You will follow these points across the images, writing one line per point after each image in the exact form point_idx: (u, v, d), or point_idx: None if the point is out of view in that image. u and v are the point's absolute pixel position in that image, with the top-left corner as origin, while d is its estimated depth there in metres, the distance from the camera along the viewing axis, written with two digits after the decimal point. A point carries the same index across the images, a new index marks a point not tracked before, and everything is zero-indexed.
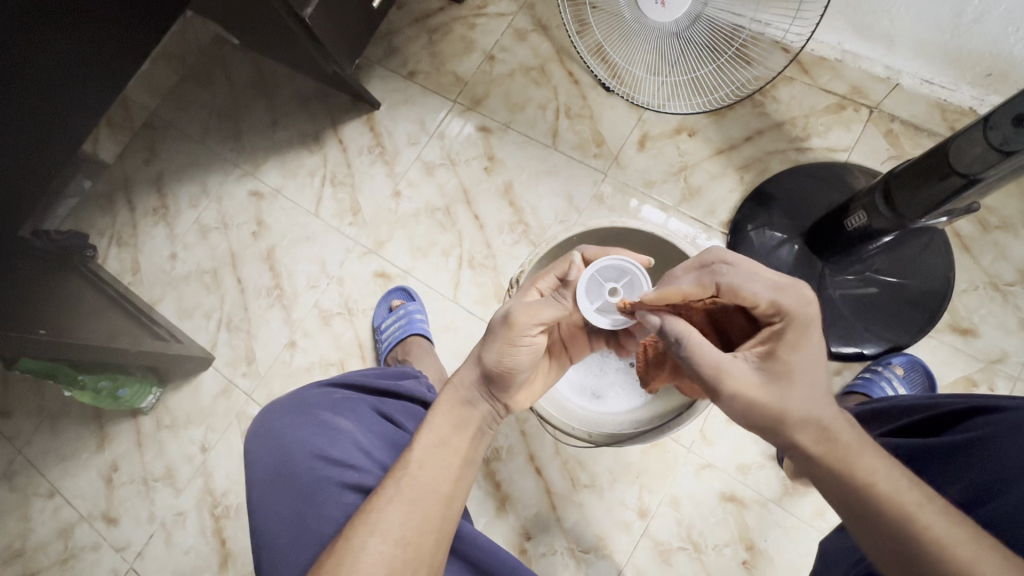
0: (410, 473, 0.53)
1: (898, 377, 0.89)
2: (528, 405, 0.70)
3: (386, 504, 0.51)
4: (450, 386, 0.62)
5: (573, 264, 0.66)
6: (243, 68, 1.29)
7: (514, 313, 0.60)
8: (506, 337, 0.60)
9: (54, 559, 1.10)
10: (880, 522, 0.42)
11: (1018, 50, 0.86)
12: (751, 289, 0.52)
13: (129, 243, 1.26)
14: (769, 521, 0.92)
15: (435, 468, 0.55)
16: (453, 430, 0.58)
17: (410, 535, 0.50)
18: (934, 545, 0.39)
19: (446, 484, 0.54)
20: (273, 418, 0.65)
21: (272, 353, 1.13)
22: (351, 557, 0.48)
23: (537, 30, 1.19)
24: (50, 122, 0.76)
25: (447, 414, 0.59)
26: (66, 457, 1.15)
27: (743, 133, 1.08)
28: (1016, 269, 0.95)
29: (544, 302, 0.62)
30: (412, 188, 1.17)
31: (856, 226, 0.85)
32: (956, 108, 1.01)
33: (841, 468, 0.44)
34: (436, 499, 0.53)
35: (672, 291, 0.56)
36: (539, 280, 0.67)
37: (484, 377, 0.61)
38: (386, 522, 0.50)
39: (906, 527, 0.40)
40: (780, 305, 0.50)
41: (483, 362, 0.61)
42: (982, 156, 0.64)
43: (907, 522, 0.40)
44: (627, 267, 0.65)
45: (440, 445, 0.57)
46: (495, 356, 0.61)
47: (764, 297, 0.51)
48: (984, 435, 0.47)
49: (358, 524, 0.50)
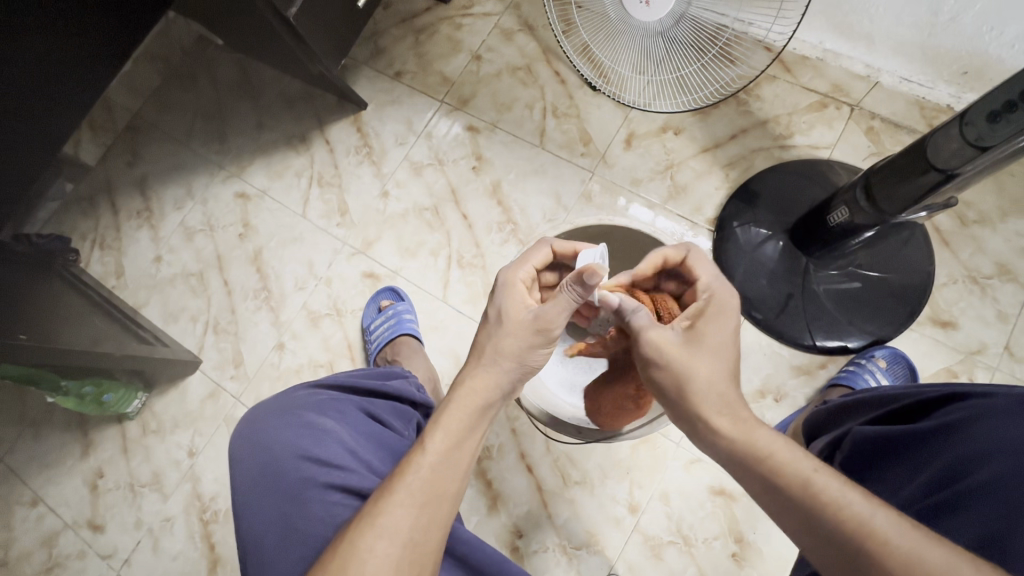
0: (421, 475, 0.53)
1: (882, 369, 0.90)
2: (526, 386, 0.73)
3: (394, 507, 0.50)
4: (464, 383, 0.62)
5: (593, 270, 0.59)
6: (228, 69, 1.28)
7: (545, 315, 0.64)
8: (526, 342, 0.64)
9: (38, 568, 1.08)
10: (809, 513, 0.44)
11: (993, 49, 0.88)
12: (705, 269, 0.65)
13: (113, 246, 1.24)
14: (757, 513, 0.93)
15: (445, 469, 0.54)
16: (465, 429, 0.58)
17: (416, 537, 0.50)
18: (853, 527, 0.40)
19: (454, 485, 0.54)
20: (255, 420, 0.65)
21: (260, 355, 1.12)
22: (359, 561, 0.47)
23: (523, 30, 1.19)
24: (31, 123, 0.75)
25: (458, 413, 0.59)
26: (50, 465, 1.13)
27: (728, 131, 1.09)
28: (994, 262, 0.98)
29: (559, 299, 0.64)
30: (399, 188, 1.17)
31: (838, 221, 0.86)
32: (934, 106, 1.03)
33: (772, 476, 0.47)
34: (444, 501, 0.53)
35: (657, 254, 0.68)
36: (518, 270, 0.69)
37: (503, 372, 0.62)
38: (394, 523, 0.49)
39: (821, 509, 0.43)
40: (711, 286, 0.64)
41: (502, 356, 0.63)
42: (958, 152, 0.66)
43: (821, 507, 0.43)
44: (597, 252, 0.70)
45: (454, 447, 0.56)
46: (516, 352, 0.64)
47: (711, 276, 0.65)
48: (959, 420, 0.48)
49: (364, 526, 0.49)
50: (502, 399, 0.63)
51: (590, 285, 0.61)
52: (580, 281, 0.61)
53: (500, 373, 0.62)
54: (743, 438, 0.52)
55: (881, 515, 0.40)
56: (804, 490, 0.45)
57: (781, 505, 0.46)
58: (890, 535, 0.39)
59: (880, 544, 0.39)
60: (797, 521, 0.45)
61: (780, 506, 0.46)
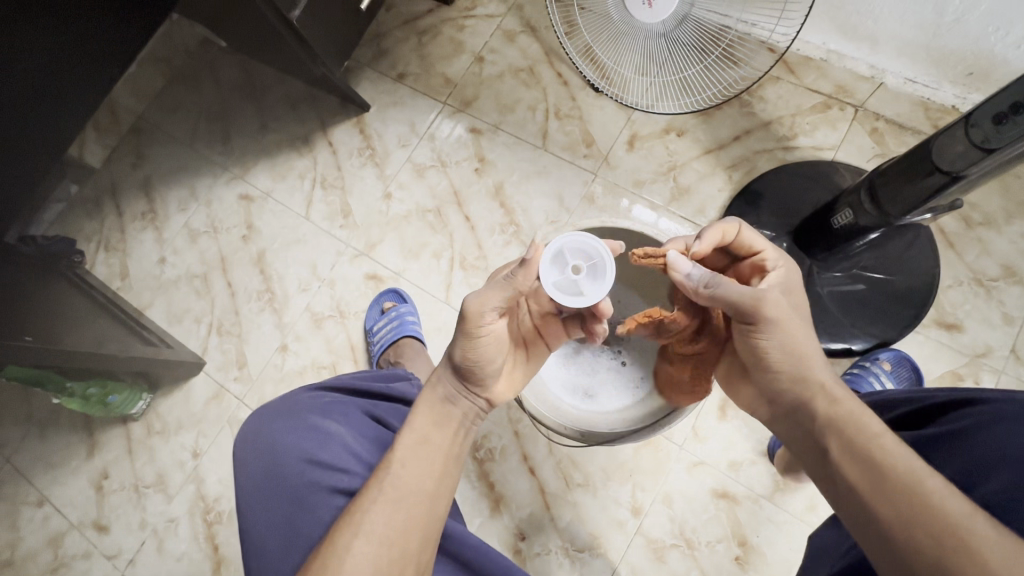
0: (393, 474, 0.53)
1: (886, 372, 0.90)
2: (515, 393, 0.70)
3: (370, 504, 0.51)
4: (431, 381, 0.62)
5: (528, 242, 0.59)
6: (231, 72, 1.28)
7: (467, 305, 0.58)
8: (464, 331, 0.59)
9: (44, 568, 1.09)
10: (894, 485, 0.42)
11: (998, 50, 0.88)
12: (760, 242, 0.63)
13: (117, 248, 1.24)
14: (761, 516, 0.93)
15: (418, 468, 0.54)
16: (434, 426, 0.58)
17: (394, 535, 0.50)
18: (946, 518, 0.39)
19: (429, 479, 0.54)
20: (261, 422, 0.65)
21: (264, 357, 1.13)
22: (337, 557, 0.48)
23: (525, 31, 1.19)
24: (35, 125, 0.75)
25: (428, 413, 0.59)
26: (55, 465, 1.14)
27: (731, 132, 1.09)
28: (1000, 265, 0.97)
29: (492, 285, 0.60)
30: (402, 190, 1.17)
31: (842, 224, 0.86)
32: (939, 107, 1.02)
33: (858, 442, 0.46)
34: (420, 496, 0.53)
35: (716, 233, 0.63)
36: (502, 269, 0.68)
37: (457, 374, 0.61)
38: (371, 522, 0.50)
39: (910, 487, 0.41)
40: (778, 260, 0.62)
41: (452, 359, 0.62)
42: (964, 154, 0.66)
43: (912, 485, 0.41)
44: (595, 253, 0.62)
45: (422, 445, 0.56)
46: (462, 355, 0.61)
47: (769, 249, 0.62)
48: (965, 427, 0.48)
49: (343, 526, 0.50)
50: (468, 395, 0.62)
51: (528, 263, 0.59)
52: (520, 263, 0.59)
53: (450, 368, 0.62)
54: (841, 412, 0.50)
55: (980, 523, 0.38)
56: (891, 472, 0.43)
57: (857, 468, 0.45)
58: (984, 547, 0.37)
59: (972, 548, 0.37)
60: (869, 487, 0.44)
61: (857, 470, 0.45)
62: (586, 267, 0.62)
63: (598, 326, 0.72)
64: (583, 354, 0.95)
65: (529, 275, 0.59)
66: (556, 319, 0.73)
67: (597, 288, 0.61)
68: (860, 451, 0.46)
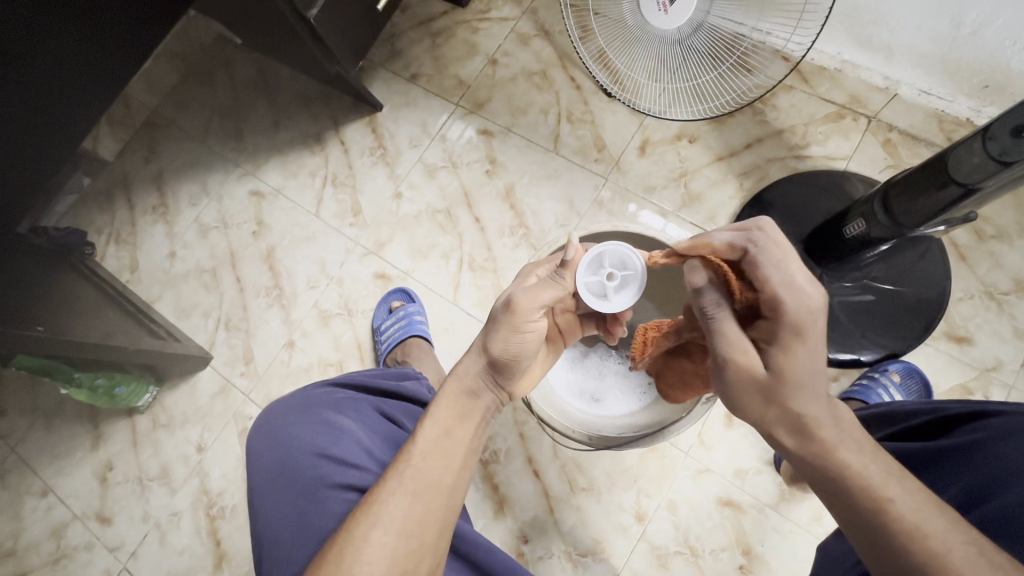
0: (413, 465, 0.53)
1: (895, 384, 0.90)
2: (528, 392, 0.71)
3: (389, 496, 0.51)
4: (453, 375, 0.61)
5: (571, 245, 0.64)
6: (246, 69, 1.29)
7: (516, 298, 0.60)
8: (510, 323, 0.60)
9: (46, 559, 1.09)
10: (861, 503, 0.42)
11: (1015, 63, 0.87)
12: (771, 271, 0.50)
13: (128, 241, 1.25)
14: (765, 526, 0.92)
15: (438, 460, 0.54)
16: (457, 420, 0.58)
17: (412, 527, 0.50)
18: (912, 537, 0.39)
19: (449, 474, 0.54)
20: (276, 416, 0.65)
21: (271, 353, 1.13)
22: (353, 548, 0.48)
23: (540, 35, 1.19)
24: (50, 116, 0.76)
25: (451, 404, 0.59)
26: (60, 456, 1.14)
27: (743, 140, 1.09)
28: (1012, 279, 0.96)
29: (542, 284, 0.62)
30: (413, 190, 1.17)
31: (854, 233, 0.86)
32: (953, 119, 1.02)
33: (825, 466, 0.44)
34: (439, 490, 0.53)
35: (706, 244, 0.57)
36: (538, 268, 0.69)
37: (490, 366, 0.62)
38: (389, 513, 0.50)
39: (876, 509, 0.41)
40: (785, 300, 0.48)
41: (488, 351, 0.61)
42: (981, 166, 0.65)
43: (876, 505, 0.41)
44: (630, 263, 0.65)
45: (444, 438, 0.56)
46: (501, 345, 0.61)
47: (778, 287, 0.49)
48: (981, 439, 0.48)
49: (360, 516, 0.50)
50: (490, 392, 0.62)
51: (570, 265, 0.65)
52: (562, 265, 0.65)
53: (479, 360, 0.61)
54: (827, 440, 0.45)
55: (958, 549, 0.38)
56: (870, 520, 0.41)
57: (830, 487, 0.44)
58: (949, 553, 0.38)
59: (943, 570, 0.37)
60: (842, 511, 0.43)
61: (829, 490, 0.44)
62: (620, 278, 0.65)
63: (618, 329, 0.76)
64: (590, 359, 0.96)
65: (573, 278, 0.65)
66: (576, 317, 0.77)
67: (621, 298, 0.64)
68: (840, 485, 0.44)
